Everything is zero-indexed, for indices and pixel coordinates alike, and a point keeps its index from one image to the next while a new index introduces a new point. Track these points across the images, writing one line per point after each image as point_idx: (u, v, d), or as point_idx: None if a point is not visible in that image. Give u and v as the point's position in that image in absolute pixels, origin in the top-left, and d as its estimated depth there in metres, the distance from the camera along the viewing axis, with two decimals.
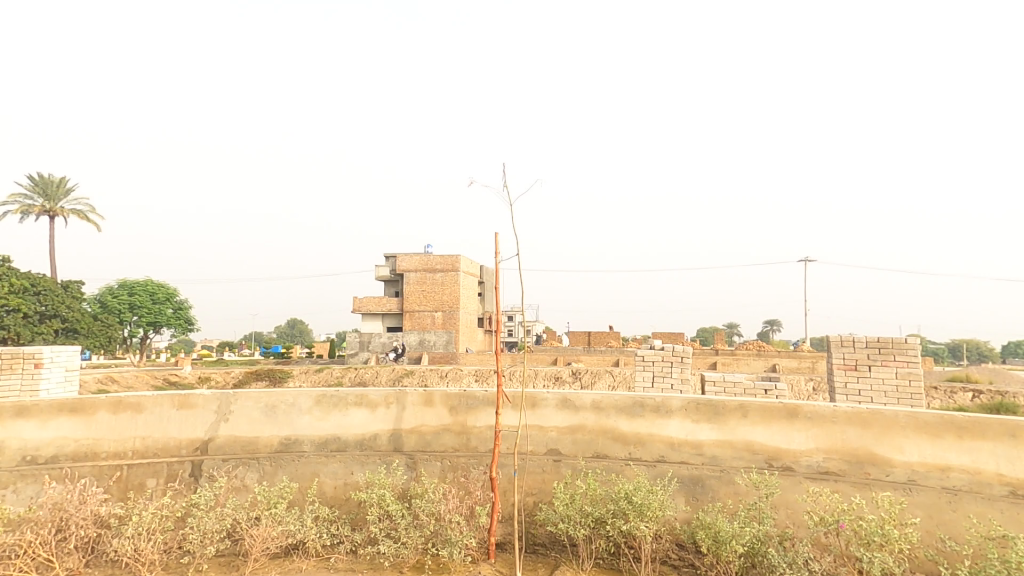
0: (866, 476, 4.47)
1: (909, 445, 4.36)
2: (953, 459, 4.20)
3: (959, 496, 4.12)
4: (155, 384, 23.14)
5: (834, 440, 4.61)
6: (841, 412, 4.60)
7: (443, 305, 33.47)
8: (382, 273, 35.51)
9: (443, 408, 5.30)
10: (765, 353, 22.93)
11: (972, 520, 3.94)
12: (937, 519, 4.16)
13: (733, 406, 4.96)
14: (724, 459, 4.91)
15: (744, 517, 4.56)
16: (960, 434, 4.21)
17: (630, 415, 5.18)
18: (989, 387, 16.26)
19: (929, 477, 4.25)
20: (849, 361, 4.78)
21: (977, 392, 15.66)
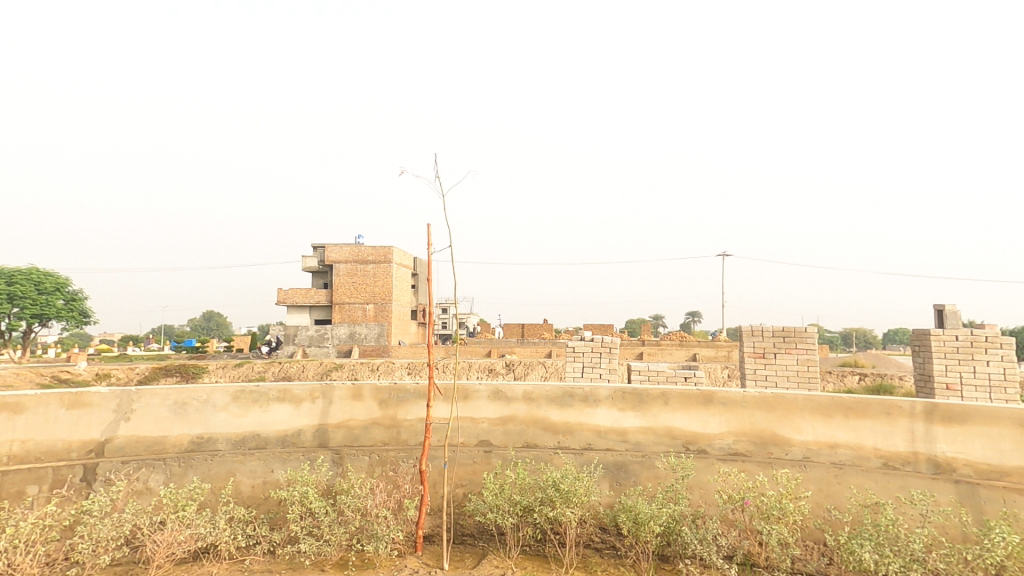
0: (769, 455, 4.82)
1: (806, 426, 4.74)
2: (840, 437, 4.61)
3: (844, 470, 4.56)
4: (43, 384, 20.65)
5: (743, 423, 4.92)
6: (750, 397, 4.92)
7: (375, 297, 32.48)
8: (308, 264, 33.69)
9: (372, 402, 5.18)
10: (686, 343, 23.98)
11: (854, 491, 4.40)
12: (827, 492, 4.59)
13: (655, 394, 5.17)
14: (647, 444, 5.13)
15: (661, 499, 4.81)
16: (847, 414, 4.62)
17: (559, 404, 5.29)
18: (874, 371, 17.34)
19: (821, 454, 4.65)
20: (758, 349, 5.11)
21: (862, 374, 16.54)
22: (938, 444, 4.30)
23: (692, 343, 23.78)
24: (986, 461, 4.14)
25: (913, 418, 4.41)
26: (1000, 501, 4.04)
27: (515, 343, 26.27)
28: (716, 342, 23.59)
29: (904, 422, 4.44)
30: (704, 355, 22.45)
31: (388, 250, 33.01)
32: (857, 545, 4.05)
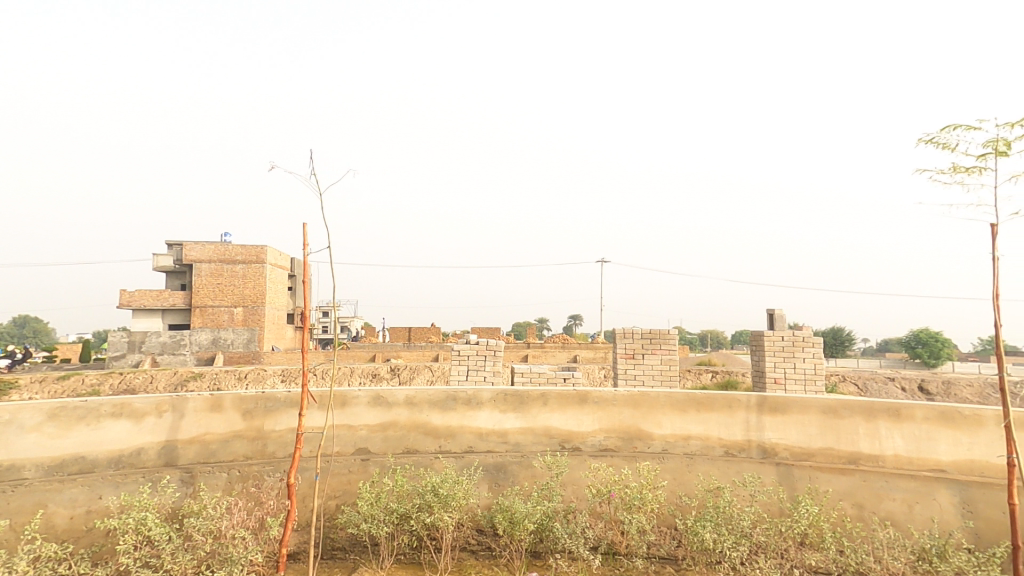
0: (634, 449, 5.19)
1: (666, 421, 5.16)
2: (693, 429, 5.09)
3: (694, 459, 5.04)
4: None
5: (613, 421, 5.24)
6: (619, 396, 5.26)
7: (243, 300, 29.22)
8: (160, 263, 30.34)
9: (234, 414, 4.74)
10: (569, 343, 24.97)
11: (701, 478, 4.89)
12: (680, 480, 5.04)
13: (536, 395, 5.35)
14: (525, 444, 5.29)
15: (537, 497, 4.98)
16: (698, 408, 5.10)
17: (441, 408, 5.30)
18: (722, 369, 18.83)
19: (677, 446, 5.09)
20: (629, 350, 5.48)
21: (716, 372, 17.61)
22: (766, 431, 4.90)
23: (571, 343, 25.17)
24: (800, 444, 4.80)
25: (749, 410, 4.98)
26: (808, 479, 4.71)
27: (403, 347, 25.00)
28: (597, 346, 24.75)
29: (742, 414, 5.00)
30: (584, 356, 23.39)
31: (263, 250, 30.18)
32: (701, 527, 4.55)
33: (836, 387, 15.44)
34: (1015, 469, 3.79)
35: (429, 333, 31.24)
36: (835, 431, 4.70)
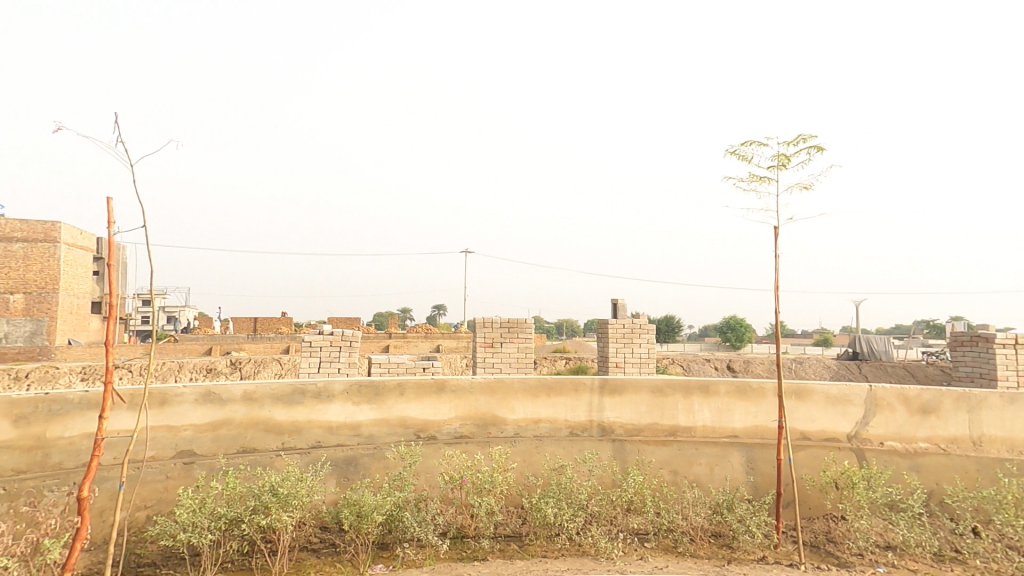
0: (488, 435, 5.35)
1: (519, 406, 5.38)
2: (543, 413, 5.37)
3: (543, 441, 5.33)
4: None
5: (468, 408, 5.34)
6: (476, 384, 5.37)
7: (26, 284, 22.83)
8: None
9: (3, 421, 3.97)
10: (433, 334, 23.62)
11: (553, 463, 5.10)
12: (528, 462, 5.31)
13: (392, 385, 5.26)
14: (379, 436, 5.17)
15: (387, 488, 4.89)
16: (548, 393, 5.39)
17: (286, 403, 4.93)
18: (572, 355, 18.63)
19: (528, 429, 5.35)
20: (488, 339, 5.62)
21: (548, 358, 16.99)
22: (606, 411, 5.31)
23: (435, 335, 23.16)
24: (632, 421, 5.27)
25: (592, 393, 5.35)
26: (637, 452, 5.22)
27: (249, 339, 21.90)
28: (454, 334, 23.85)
29: (587, 396, 5.36)
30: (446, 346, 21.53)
31: (55, 225, 23.48)
32: (543, 503, 4.86)
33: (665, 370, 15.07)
34: (783, 431, 4.64)
35: (276, 323, 28.38)
36: (660, 408, 5.23)
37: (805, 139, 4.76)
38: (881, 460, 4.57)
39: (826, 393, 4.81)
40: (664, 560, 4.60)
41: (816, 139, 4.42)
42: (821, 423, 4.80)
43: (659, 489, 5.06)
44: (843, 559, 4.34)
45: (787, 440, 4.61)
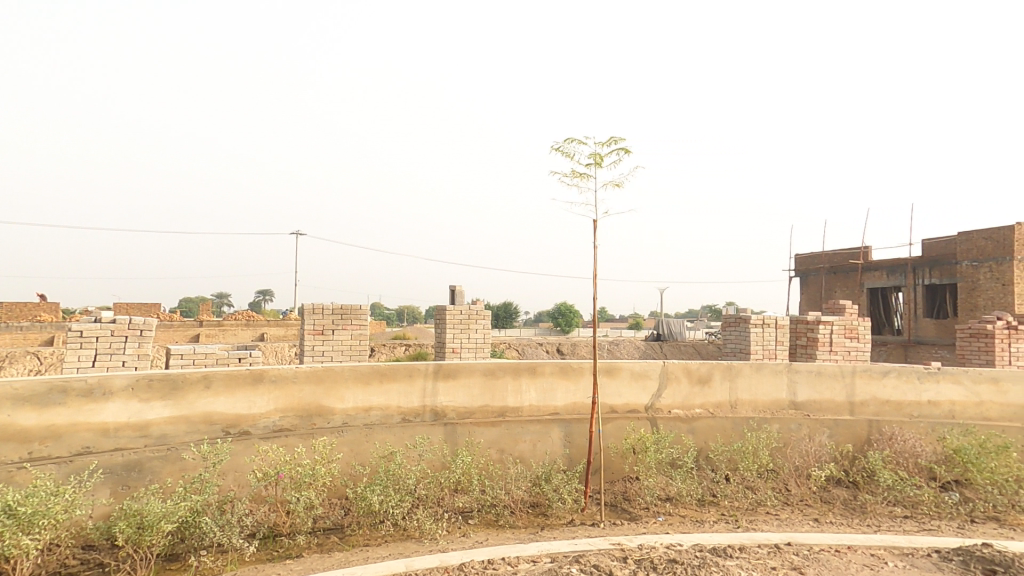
0: (312, 426, 5.07)
1: (348, 394, 5.21)
2: (374, 401, 5.27)
3: (372, 429, 5.22)
4: None
5: (290, 399, 4.99)
6: (300, 373, 5.03)
7: None
8: None
9: None
10: (254, 321, 21.20)
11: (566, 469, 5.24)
12: (356, 451, 5.16)
13: (195, 378, 4.64)
14: (174, 435, 4.56)
15: (182, 493, 4.29)
16: (381, 380, 5.31)
17: (38, 404, 4.07)
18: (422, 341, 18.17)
19: (357, 418, 5.21)
20: (317, 326, 5.34)
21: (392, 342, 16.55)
22: (439, 396, 5.39)
23: (258, 323, 20.66)
24: (465, 404, 5.42)
25: (426, 378, 5.38)
26: (468, 434, 5.38)
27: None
28: (283, 320, 21.13)
29: (420, 382, 5.38)
30: (270, 334, 19.25)
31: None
32: (368, 492, 4.75)
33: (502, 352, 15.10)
34: (595, 407, 5.07)
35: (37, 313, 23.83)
36: (491, 390, 5.44)
37: (616, 141, 5.27)
38: (668, 426, 5.28)
39: (632, 370, 5.38)
40: (484, 534, 4.83)
41: (625, 143, 4.76)
42: (626, 397, 5.37)
43: (485, 468, 5.30)
44: (633, 513, 4.97)
45: (598, 414, 5.06)
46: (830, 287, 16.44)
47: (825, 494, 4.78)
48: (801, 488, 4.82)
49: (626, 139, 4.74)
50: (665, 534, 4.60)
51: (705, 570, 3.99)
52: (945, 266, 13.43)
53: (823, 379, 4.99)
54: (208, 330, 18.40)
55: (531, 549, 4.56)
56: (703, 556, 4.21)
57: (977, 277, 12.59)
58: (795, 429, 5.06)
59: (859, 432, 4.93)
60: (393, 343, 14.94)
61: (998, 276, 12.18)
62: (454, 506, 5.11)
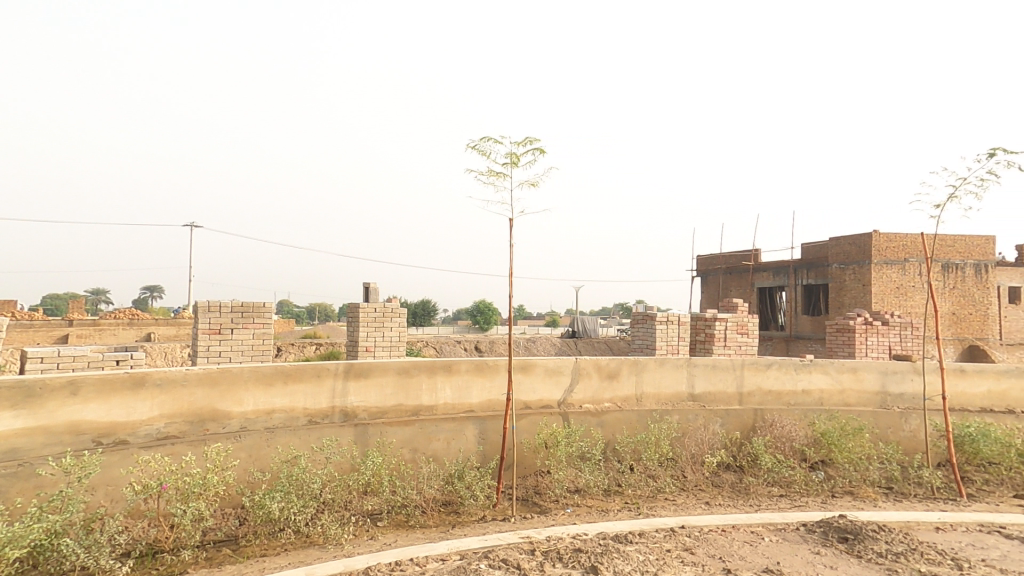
0: (204, 433, 4.71)
1: (247, 397, 4.89)
2: (277, 403, 5.00)
3: (274, 432, 4.94)
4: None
5: (178, 404, 4.60)
6: (190, 375, 4.65)
7: None
8: None
9: None
10: (139, 320, 19.21)
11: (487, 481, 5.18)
12: (256, 456, 4.86)
13: (58, 383, 4.15)
14: (29, 449, 4.05)
15: (36, 513, 3.77)
16: (285, 381, 5.04)
17: None
18: (328, 340, 17.30)
19: (257, 421, 4.91)
20: (213, 325, 4.97)
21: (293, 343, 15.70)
22: (349, 396, 5.23)
23: (144, 323, 18.69)
24: (377, 404, 5.31)
25: (335, 378, 5.19)
26: (379, 434, 5.27)
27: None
28: (176, 319, 19.39)
29: (329, 382, 5.18)
30: (159, 334, 17.52)
31: None
32: (267, 499, 4.49)
33: (415, 351, 14.61)
34: (509, 403, 5.10)
35: None
36: (405, 389, 5.38)
37: (532, 141, 5.37)
38: (579, 420, 5.46)
39: (545, 366, 5.50)
40: (392, 535, 4.73)
41: (538, 142, 4.86)
42: (539, 393, 5.49)
43: (397, 469, 5.21)
44: (543, 506, 5.09)
45: (511, 411, 5.08)
46: (727, 285, 17.16)
47: (716, 478, 5.15)
48: (696, 474, 5.15)
49: (541, 140, 4.81)
50: (572, 524, 4.74)
51: (607, 557, 4.12)
52: (819, 267, 14.40)
53: (718, 371, 5.38)
54: (80, 329, 16.56)
55: (441, 548, 4.51)
56: (606, 543, 4.37)
57: (843, 278, 13.68)
58: (692, 419, 5.41)
59: (746, 420, 5.36)
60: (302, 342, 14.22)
61: (860, 277, 13.30)
62: (364, 510, 4.98)
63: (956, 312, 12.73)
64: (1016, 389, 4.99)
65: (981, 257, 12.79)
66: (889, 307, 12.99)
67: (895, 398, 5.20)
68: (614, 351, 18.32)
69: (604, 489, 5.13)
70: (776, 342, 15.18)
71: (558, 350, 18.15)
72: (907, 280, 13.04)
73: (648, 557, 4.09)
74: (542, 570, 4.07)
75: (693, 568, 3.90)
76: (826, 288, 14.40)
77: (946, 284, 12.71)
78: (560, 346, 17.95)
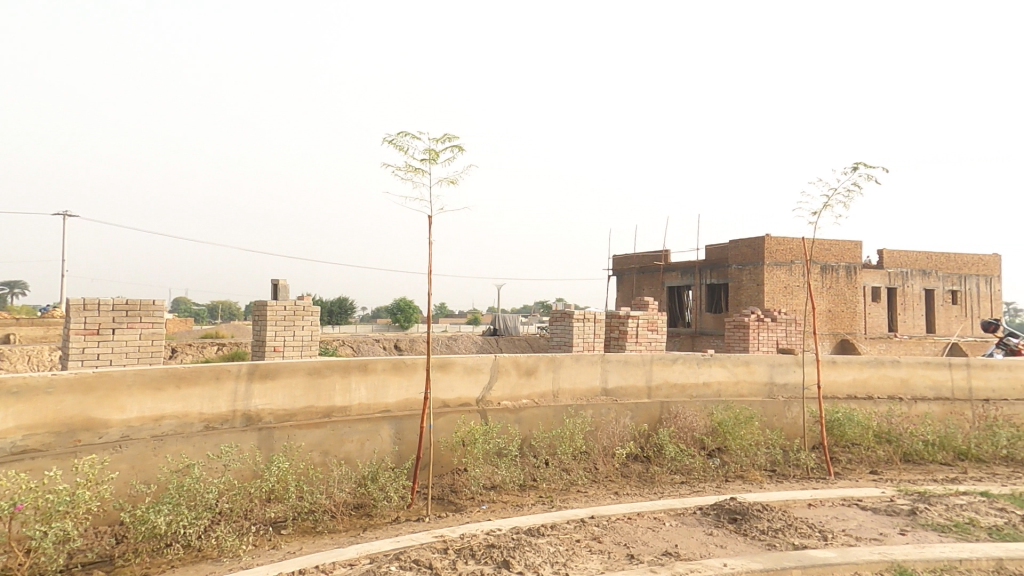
0: (74, 444, 4.25)
1: (131, 403, 4.47)
2: (166, 408, 4.60)
3: (163, 440, 4.56)
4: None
5: (40, 414, 4.11)
6: (58, 380, 4.17)
7: None
8: None
9: None
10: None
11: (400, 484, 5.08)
12: (139, 467, 4.47)
13: None
14: None
15: None
16: (178, 384, 4.66)
17: None
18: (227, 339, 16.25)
19: (142, 429, 4.50)
20: (90, 325, 4.51)
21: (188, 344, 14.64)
22: (253, 399, 4.94)
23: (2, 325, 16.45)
24: (284, 406, 5.07)
25: (237, 380, 4.88)
26: (286, 437, 5.03)
27: None
28: (47, 322, 17.42)
29: (230, 384, 4.86)
30: (20, 335, 15.54)
31: None
32: (151, 514, 4.08)
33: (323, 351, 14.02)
34: (427, 402, 5.03)
35: None
36: (316, 390, 5.17)
37: (450, 138, 5.34)
38: (496, 417, 5.51)
39: (464, 364, 5.50)
40: (297, 543, 4.51)
41: (456, 140, 4.64)
42: (458, 390, 5.47)
43: (306, 472, 5.00)
44: (459, 504, 5.08)
45: (428, 410, 5.01)
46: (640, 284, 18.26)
47: (625, 469, 5.38)
48: (607, 465, 5.37)
49: (460, 137, 4.63)
50: (487, 520, 4.74)
51: (518, 551, 4.12)
52: (722, 268, 15.42)
53: (629, 367, 5.64)
54: None
55: (350, 552, 4.32)
56: (518, 537, 4.39)
57: (741, 278, 14.76)
58: (605, 413, 5.63)
59: (654, 412, 5.67)
60: (201, 343, 13.37)
61: (754, 277, 14.46)
62: (267, 519, 4.73)
63: (831, 310, 14.19)
64: (875, 377, 5.63)
65: (851, 261, 14.35)
66: (778, 305, 14.26)
67: (780, 388, 5.69)
68: (534, 348, 18.81)
69: (520, 484, 5.21)
70: (681, 338, 16.35)
71: (479, 347, 18.43)
72: (792, 280, 14.41)
73: (558, 548, 4.18)
74: (454, 569, 4.01)
75: (599, 556, 4.05)
76: (727, 288, 15.54)
77: (823, 284, 14.10)
78: (481, 343, 18.02)
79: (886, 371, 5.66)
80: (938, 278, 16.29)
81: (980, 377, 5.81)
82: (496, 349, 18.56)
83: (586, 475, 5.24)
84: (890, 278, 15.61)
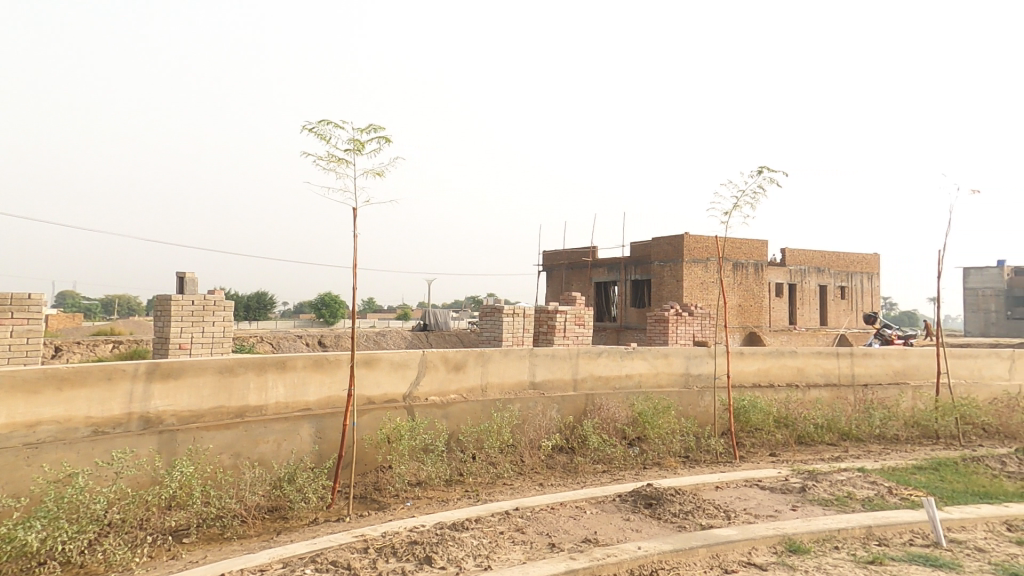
0: None
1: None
2: (44, 413, 4.17)
3: (39, 448, 4.14)
4: None
5: None
6: None
7: None
8: None
9: None
10: None
11: (319, 484, 4.93)
12: (7, 479, 4.02)
13: None
14: None
15: None
16: (59, 386, 4.24)
17: None
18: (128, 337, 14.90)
19: (12, 437, 4.04)
20: None
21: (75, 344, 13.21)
22: (153, 400, 4.60)
23: None
24: (190, 408, 4.76)
25: (134, 380, 4.52)
26: (192, 440, 4.73)
27: None
28: None
29: (125, 385, 4.49)
30: None
31: None
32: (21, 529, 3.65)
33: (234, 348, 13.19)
34: (350, 399, 4.86)
35: None
36: (227, 389, 4.90)
37: (377, 129, 5.23)
38: (423, 413, 5.45)
39: (391, 360, 5.40)
40: (201, 552, 4.22)
41: (383, 130, 4.57)
42: (384, 386, 5.36)
43: (213, 476, 4.73)
44: (382, 502, 4.98)
45: (353, 407, 4.86)
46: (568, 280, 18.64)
47: (551, 461, 5.49)
48: (533, 457, 5.46)
49: (386, 127, 4.57)
50: (410, 517, 4.65)
51: (440, 547, 4.04)
52: (645, 265, 16.13)
53: (556, 360, 5.78)
54: None
55: (260, 558, 4.07)
56: (442, 532, 4.33)
57: (663, 274, 15.54)
58: (533, 406, 5.74)
59: (579, 405, 5.84)
60: (93, 341, 12.13)
61: (674, 274, 15.26)
62: (166, 528, 4.37)
63: (741, 304, 15.23)
64: (776, 367, 6.10)
65: (758, 259, 15.46)
66: (695, 301, 15.12)
67: (694, 378, 6.04)
68: (465, 342, 18.64)
69: (447, 478, 5.19)
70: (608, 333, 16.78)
71: (410, 343, 18.10)
72: (707, 277, 15.37)
73: (482, 541, 4.18)
74: (374, 568, 3.89)
75: (522, 547, 4.09)
76: (650, 284, 16.28)
77: (734, 280, 15.10)
78: (411, 339, 17.69)
79: (785, 361, 6.14)
80: (830, 275, 17.82)
81: (862, 365, 6.43)
82: (424, 344, 18.35)
83: (510, 467, 5.31)
84: (791, 275, 17.01)
